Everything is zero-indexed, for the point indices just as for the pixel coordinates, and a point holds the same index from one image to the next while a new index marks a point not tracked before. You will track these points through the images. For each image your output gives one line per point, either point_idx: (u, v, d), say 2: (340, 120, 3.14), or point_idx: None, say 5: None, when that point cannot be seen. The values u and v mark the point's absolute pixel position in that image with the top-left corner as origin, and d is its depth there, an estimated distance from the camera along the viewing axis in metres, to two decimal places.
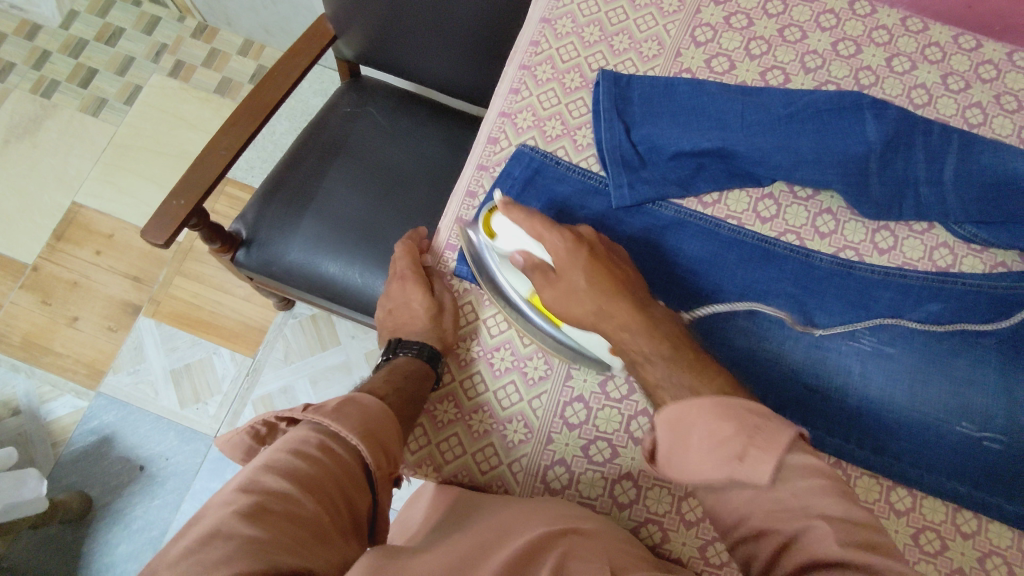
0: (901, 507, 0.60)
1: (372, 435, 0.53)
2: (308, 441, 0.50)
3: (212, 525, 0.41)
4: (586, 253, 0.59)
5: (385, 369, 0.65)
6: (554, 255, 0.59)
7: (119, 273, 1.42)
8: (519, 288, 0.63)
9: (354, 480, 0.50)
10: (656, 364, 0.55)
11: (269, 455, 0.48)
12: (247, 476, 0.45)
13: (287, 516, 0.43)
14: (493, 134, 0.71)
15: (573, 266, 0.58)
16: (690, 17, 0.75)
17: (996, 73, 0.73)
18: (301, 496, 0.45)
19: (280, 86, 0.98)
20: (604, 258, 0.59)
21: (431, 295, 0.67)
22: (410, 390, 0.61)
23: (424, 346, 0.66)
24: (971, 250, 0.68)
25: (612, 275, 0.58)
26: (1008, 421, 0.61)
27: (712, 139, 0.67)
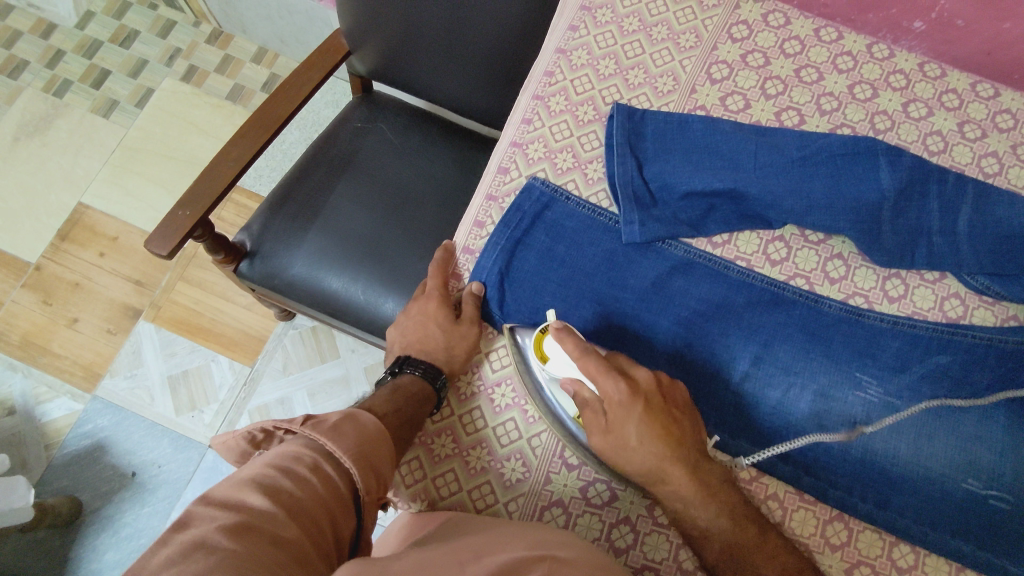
0: (903, 565, 0.59)
1: (366, 458, 0.51)
2: (301, 459, 0.48)
3: (195, 535, 0.40)
4: (646, 414, 0.55)
5: (388, 386, 0.63)
6: (611, 411, 0.55)
7: (122, 276, 1.42)
8: (568, 410, 0.59)
9: (339, 504, 0.48)
10: (716, 542, 0.55)
11: (258, 470, 0.46)
12: (234, 492, 0.44)
13: (269, 538, 0.41)
14: (503, 164, 0.71)
15: (631, 428, 0.55)
16: (707, 53, 0.75)
17: (1012, 123, 0.73)
18: (285, 518, 0.43)
19: (294, 99, 0.98)
20: (660, 412, 0.55)
21: (431, 318, 0.66)
22: (410, 411, 0.59)
23: (431, 368, 0.63)
24: (982, 302, 0.67)
25: (654, 412, 0.55)
26: (1015, 481, 0.60)
27: (723, 179, 0.66)
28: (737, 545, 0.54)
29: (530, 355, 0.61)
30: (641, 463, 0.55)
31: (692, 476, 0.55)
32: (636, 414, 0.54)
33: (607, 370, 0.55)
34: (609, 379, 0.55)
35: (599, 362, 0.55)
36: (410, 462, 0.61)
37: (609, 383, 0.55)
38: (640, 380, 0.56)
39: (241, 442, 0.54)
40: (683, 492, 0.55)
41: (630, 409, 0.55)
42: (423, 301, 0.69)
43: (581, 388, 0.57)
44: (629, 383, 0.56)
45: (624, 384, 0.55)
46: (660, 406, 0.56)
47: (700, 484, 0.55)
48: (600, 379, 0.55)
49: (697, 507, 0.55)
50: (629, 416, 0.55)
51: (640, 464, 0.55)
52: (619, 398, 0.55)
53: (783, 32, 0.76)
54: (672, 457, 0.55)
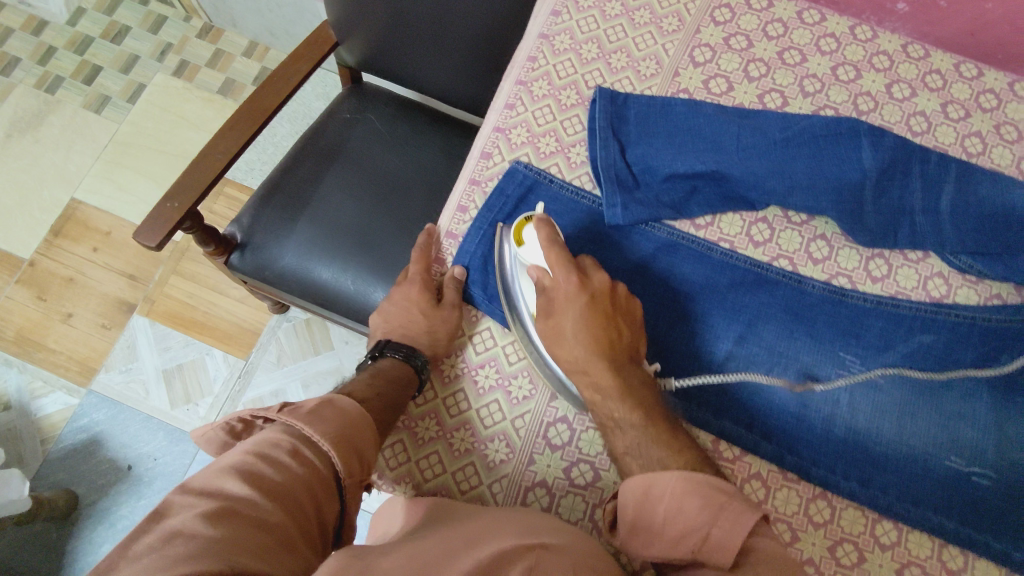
0: (886, 541, 0.60)
1: (345, 441, 0.51)
2: (279, 445, 0.49)
3: (173, 524, 0.40)
4: (589, 308, 0.58)
5: (369, 371, 0.64)
6: (557, 299, 0.60)
7: (115, 271, 1.42)
8: (526, 302, 0.62)
9: (321, 488, 0.48)
10: (626, 432, 0.56)
11: (236, 457, 0.46)
12: (213, 481, 0.44)
13: (252, 522, 0.42)
14: (486, 148, 0.71)
15: (569, 317, 0.59)
16: (690, 36, 0.75)
17: (996, 103, 0.73)
18: (265, 504, 0.43)
19: (281, 91, 0.98)
20: (607, 312, 0.59)
21: (414, 303, 0.67)
22: (393, 395, 0.59)
23: (414, 352, 0.63)
24: (965, 281, 0.67)
25: (600, 310, 0.59)
26: (998, 458, 0.61)
27: (706, 162, 0.67)
28: (643, 437, 0.55)
29: (502, 245, 0.65)
30: (572, 350, 0.59)
31: (618, 372, 0.58)
32: (580, 305, 0.59)
33: (565, 262, 0.60)
34: (563, 271, 0.60)
35: (561, 254, 0.60)
36: (393, 446, 0.62)
37: (564, 273, 0.59)
38: (596, 282, 0.60)
39: (220, 433, 0.53)
40: (604, 382, 0.57)
41: (574, 299, 0.59)
42: (406, 287, 0.69)
43: (541, 276, 0.60)
44: (585, 280, 0.60)
45: (576, 277, 0.59)
46: (610, 311, 0.59)
47: (623, 383, 0.57)
48: (557, 267, 0.60)
49: (614, 398, 0.57)
50: (572, 305, 0.59)
51: (571, 350, 0.59)
52: (571, 289, 0.59)
53: (766, 15, 0.76)
54: (603, 352, 0.58)
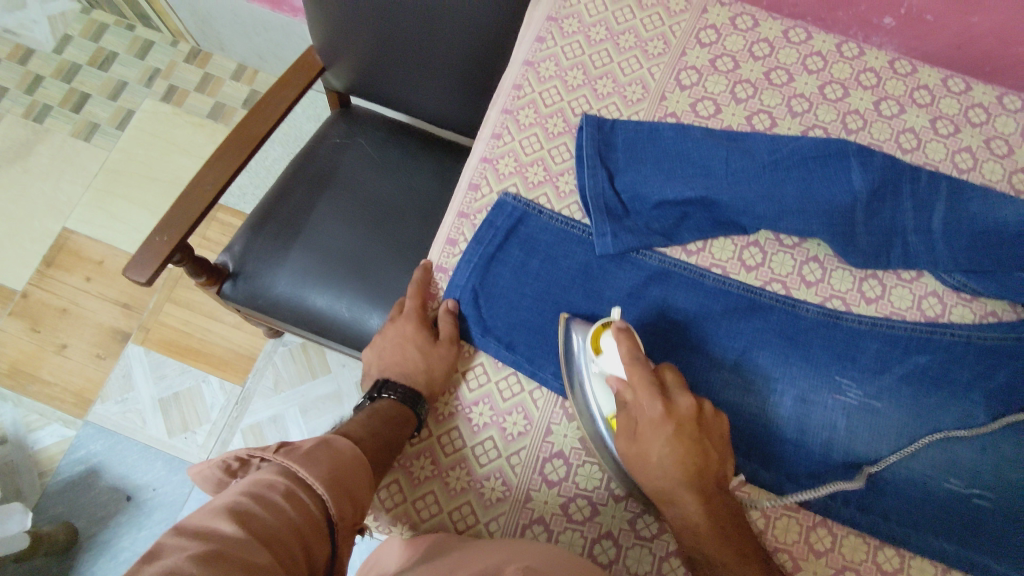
0: (889, 568, 0.59)
1: (339, 483, 0.51)
2: (274, 485, 0.48)
3: (165, 566, 0.38)
4: (676, 436, 0.54)
5: (365, 412, 0.61)
6: (642, 423, 0.55)
7: (109, 300, 1.42)
8: (603, 408, 0.58)
9: (313, 531, 0.47)
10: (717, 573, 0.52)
11: (230, 498, 0.45)
12: (206, 520, 0.43)
13: (241, 566, 0.40)
14: (474, 180, 0.70)
15: (655, 444, 0.54)
16: (676, 59, 0.74)
17: (985, 117, 0.73)
18: (256, 545, 0.42)
19: (268, 120, 0.98)
20: (694, 439, 0.54)
21: (409, 339, 0.65)
22: (388, 435, 0.58)
23: (410, 391, 0.62)
24: (960, 299, 0.67)
25: (687, 437, 0.54)
26: (993, 478, 0.62)
27: (695, 188, 0.66)
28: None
29: (577, 345, 0.60)
30: (656, 477, 0.54)
31: (704, 499, 0.53)
32: (666, 433, 0.54)
33: (650, 386, 0.55)
34: (648, 392, 0.55)
35: (646, 374, 0.55)
36: (389, 486, 0.61)
37: (650, 396, 0.55)
38: (682, 405, 0.55)
39: (216, 471, 0.53)
40: (690, 512, 0.53)
41: (659, 427, 0.54)
42: (401, 323, 0.68)
43: (623, 388, 0.56)
44: (671, 401, 0.55)
45: (661, 402, 0.54)
46: (697, 434, 0.55)
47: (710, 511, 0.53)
48: (642, 388, 0.55)
49: (703, 535, 0.52)
50: (658, 432, 0.54)
51: (652, 477, 0.54)
52: (656, 416, 0.54)
53: (752, 35, 0.75)
54: (690, 482, 0.53)
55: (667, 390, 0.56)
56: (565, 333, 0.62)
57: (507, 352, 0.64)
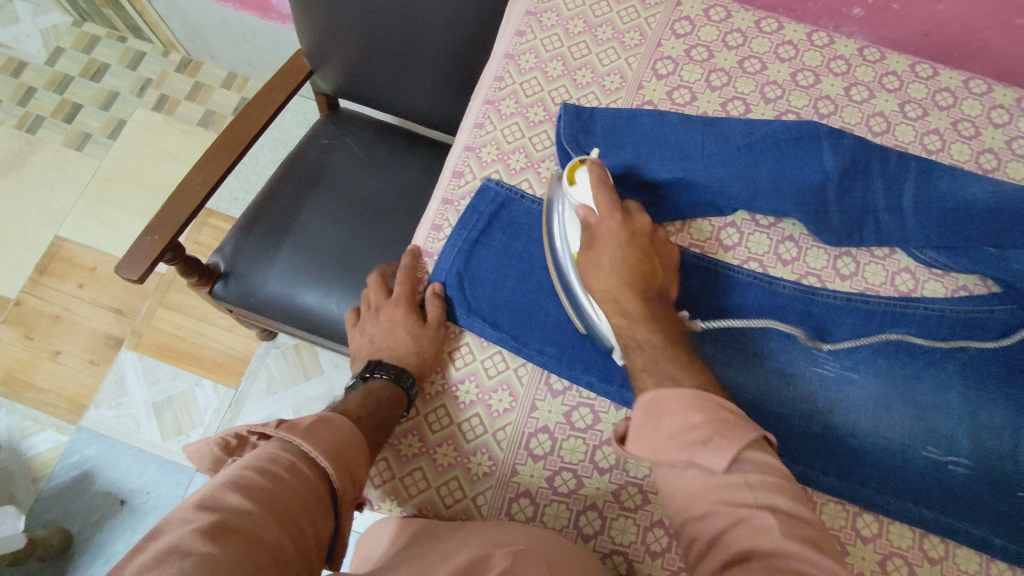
0: (867, 533, 0.61)
1: (341, 458, 0.52)
2: (278, 460, 0.49)
3: (169, 542, 0.40)
4: (628, 245, 0.61)
5: (359, 391, 0.62)
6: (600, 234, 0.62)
7: (102, 306, 1.42)
8: (571, 244, 0.63)
9: (316, 505, 0.48)
10: (644, 350, 0.57)
11: (234, 473, 0.46)
12: (211, 495, 0.44)
13: (249, 541, 0.42)
14: (457, 168, 0.72)
15: (608, 251, 0.61)
16: (652, 50, 0.76)
17: (952, 100, 0.75)
18: (261, 519, 0.43)
19: (256, 122, 0.99)
20: (643, 251, 0.62)
21: (398, 323, 0.66)
22: (382, 415, 0.59)
23: (401, 372, 0.63)
24: (932, 274, 0.69)
25: (638, 250, 0.62)
26: (971, 447, 0.63)
27: (672, 170, 0.68)
28: (659, 356, 0.56)
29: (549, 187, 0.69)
30: (606, 281, 0.61)
31: (645, 301, 0.60)
32: (620, 241, 0.61)
33: (611, 202, 0.62)
34: (608, 209, 0.62)
35: (609, 194, 0.63)
36: (379, 463, 0.63)
37: (610, 212, 0.62)
38: (639, 222, 0.63)
39: (215, 449, 0.54)
40: (631, 308, 0.60)
41: (615, 237, 0.62)
42: (391, 308, 0.68)
43: (588, 214, 0.62)
44: (628, 220, 0.63)
45: (620, 216, 0.62)
46: (646, 249, 0.62)
47: (648, 311, 0.59)
48: (602, 204, 0.62)
49: (639, 325, 0.59)
50: (613, 240, 0.62)
51: (602, 281, 0.61)
52: (614, 227, 0.62)
53: (725, 26, 0.78)
54: (634, 284, 0.61)
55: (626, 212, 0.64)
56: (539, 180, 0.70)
57: (493, 330, 0.65)
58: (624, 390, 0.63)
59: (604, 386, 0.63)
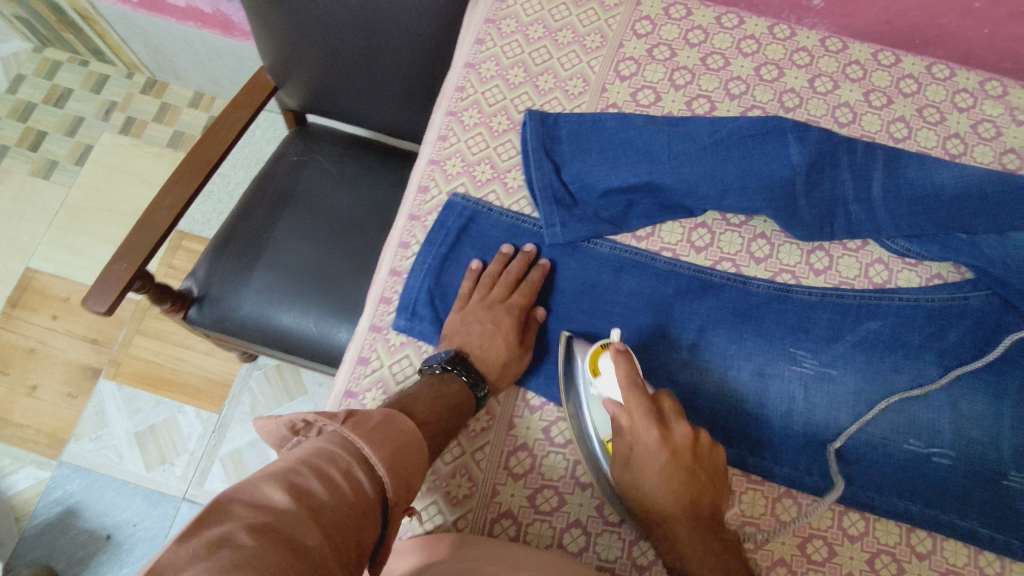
0: (854, 533, 0.60)
1: (398, 466, 0.48)
2: (336, 458, 0.45)
3: (220, 531, 0.37)
4: (670, 465, 0.53)
5: (433, 386, 0.58)
6: (638, 448, 0.55)
7: (77, 337, 1.40)
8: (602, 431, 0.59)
9: (367, 512, 0.44)
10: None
11: (289, 464, 0.43)
12: (262, 486, 0.41)
13: (291, 544, 0.38)
14: (423, 182, 0.71)
15: (648, 471, 0.54)
16: (614, 51, 0.76)
17: (916, 87, 0.75)
18: (308, 520, 0.40)
19: (223, 141, 0.96)
20: (689, 470, 0.54)
21: (500, 330, 0.63)
22: (448, 422, 0.57)
23: (483, 383, 0.60)
24: (905, 264, 0.69)
25: (682, 468, 0.53)
26: (955, 437, 0.63)
27: (639, 173, 0.67)
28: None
29: (580, 369, 0.61)
30: (649, 506, 0.54)
31: (699, 536, 0.53)
32: (661, 461, 0.54)
33: (645, 411, 0.54)
34: (643, 419, 0.54)
35: (642, 402, 0.55)
36: None
37: (645, 422, 0.54)
38: (679, 433, 0.54)
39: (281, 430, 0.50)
40: (688, 549, 0.53)
41: (654, 455, 0.54)
42: (495, 309, 0.64)
43: (618, 413, 0.56)
44: (667, 429, 0.54)
45: (657, 430, 0.54)
46: (692, 465, 0.54)
47: (705, 544, 0.53)
48: (637, 415, 0.54)
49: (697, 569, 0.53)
50: (653, 460, 0.54)
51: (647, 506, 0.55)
52: (651, 445, 0.54)
53: (686, 23, 0.77)
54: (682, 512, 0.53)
55: (664, 420, 0.55)
56: (571, 354, 0.62)
57: None
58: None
59: None
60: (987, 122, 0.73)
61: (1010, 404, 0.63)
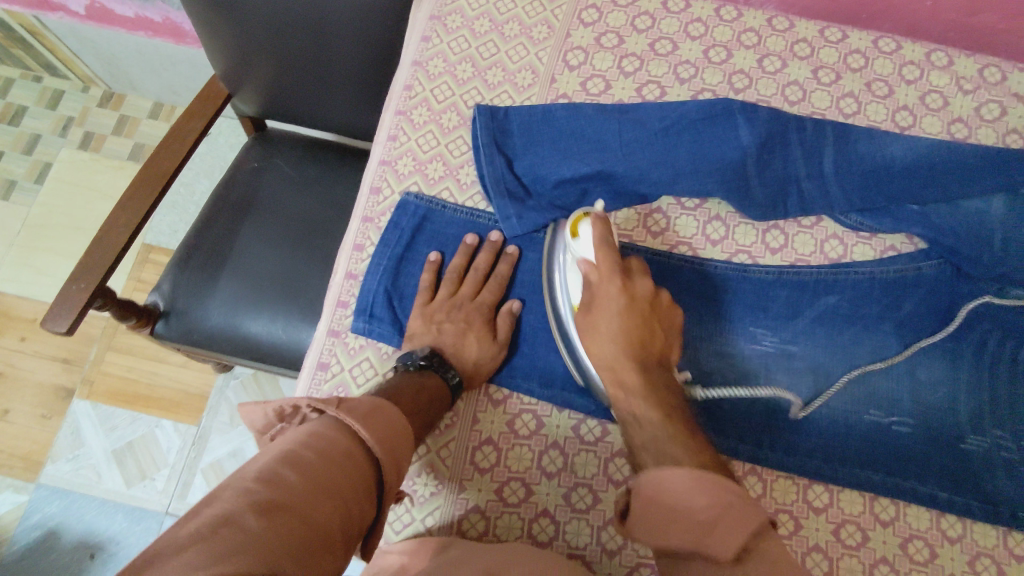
0: (818, 505, 0.61)
1: (391, 449, 0.48)
2: (335, 442, 0.45)
3: (221, 512, 0.37)
4: (628, 308, 0.57)
5: (411, 379, 0.58)
6: (598, 293, 0.59)
7: (47, 358, 1.38)
8: (571, 295, 0.61)
9: (365, 492, 0.45)
10: (643, 428, 0.53)
11: (289, 448, 0.43)
12: (266, 468, 0.42)
13: (296, 519, 0.39)
14: (375, 183, 0.70)
15: (605, 316, 0.58)
16: (562, 41, 0.75)
17: (864, 61, 0.75)
18: (314, 498, 0.41)
19: (178, 152, 0.94)
20: (645, 314, 0.58)
21: (472, 328, 0.63)
22: (430, 415, 0.57)
23: (457, 373, 0.61)
24: (859, 237, 0.70)
25: (639, 314, 0.57)
26: (913, 405, 0.64)
27: (591, 163, 0.67)
28: (661, 435, 0.52)
29: (554, 238, 0.65)
30: (602, 347, 0.57)
31: (643, 372, 0.56)
32: (619, 305, 0.57)
33: (612, 263, 0.58)
34: (608, 271, 0.58)
35: (610, 256, 0.58)
36: None
37: (610, 274, 0.58)
38: (640, 287, 0.58)
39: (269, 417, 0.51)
40: (628, 380, 0.55)
41: (614, 302, 0.58)
42: (465, 306, 0.65)
43: (590, 270, 0.59)
44: (629, 282, 0.58)
45: (618, 281, 0.58)
46: (647, 315, 0.58)
47: (648, 380, 0.55)
48: (604, 266, 0.58)
49: (636, 397, 0.55)
50: (612, 304, 0.58)
51: (600, 348, 0.57)
52: (613, 291, 0.58)
53: (633, 9, 0.77)
54: (631, 351, 0.56)
55: (628, 275, 0.59)
56: (545, 225, 0.68)
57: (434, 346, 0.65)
58: (585, 399, 0.63)
59: (545, 390, 0.63)
60: (934, 92, 0.74)
61: (966, 369, 0.65)
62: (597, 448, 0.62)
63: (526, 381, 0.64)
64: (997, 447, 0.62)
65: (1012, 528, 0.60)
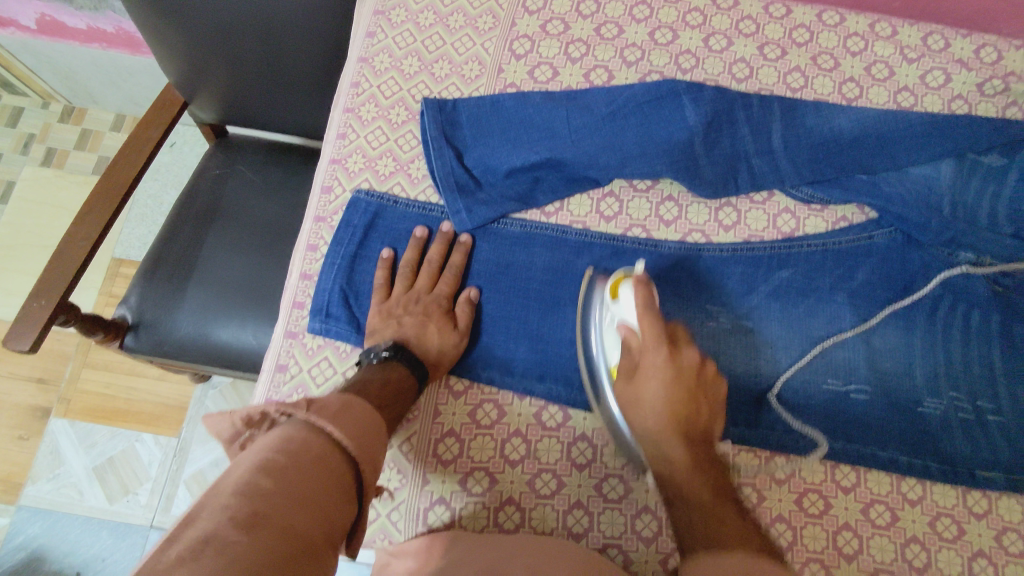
0: (781, 476, 0.61)
1: (364, 447, 0.47)
2: (308, 447, 0.43)
3: (198, 534, 0.35)
4: (674, 381, 0.54)
5: (376, 374, 0.58)
6: (643, 359, 0.57)
7: (22, 378, 1.37)
8: (609, 357, 0.60)
9: (342, 495, 0.43)
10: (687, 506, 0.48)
11: (261, 457, 0.41)
12: (240, 480, 0.39)
13: (276, 532, 0.37)
14: (326, 183, 0.70)
15: (650, 384, 0.55)
16: (507, 30, 0.75)
17: (809, 36, 0.76)
18: (292, 509, 0.39)
19: (136, 161, 0.92)
20: (690, 386, 0.55)
21: (432, 319, 0.63)
22: (399, 407, 0.56)
23: (421, 363, 0.60)
24: (811, 211, 0.70)
25: (684, 387, 0.54)
26: (870, 372, 0.65)
27: (539, 151, 0.67)
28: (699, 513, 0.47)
29: (596, 297, 0.64)
30: (644, 420, 0.55)
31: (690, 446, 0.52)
32: (664, 377, 0.55)
33: (657, 332, 0.56)
34: (654, 339, 0.56)
35: (655, 324, 0.56)
36: None
37: (655, 343, 0.56)
38: (686, 357, 0.56)
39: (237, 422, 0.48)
40: (672, 453, 0.52)
41: (659, 373, 0.55)
42: (425, 298, 0.65)
43: (630, 335, 0.58)
44: (676, 352, 0.56)
45: (665, 350, 0.56)
46: (693, 387, 0.55)
47: (694, 458, 0.52)
48: (649, 333, 0.56)
49: (678, 471, 0.51)
50: (657, 375, 0.55)
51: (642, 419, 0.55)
52: (660, 361, 0.55)
53: None
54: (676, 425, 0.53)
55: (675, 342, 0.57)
56: (587, 276, 0.67)
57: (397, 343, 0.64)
58: (546, 385, 0.63)
59: (506, 379, 0.64)
60: (879, 63, 0.75)
61: (920, 333, 0.65)
62: (559, 433, 0.62)
63: (487, 371, 0.64)
64: (954, 408, 0.63)
65: (970, 486, 0.61)
